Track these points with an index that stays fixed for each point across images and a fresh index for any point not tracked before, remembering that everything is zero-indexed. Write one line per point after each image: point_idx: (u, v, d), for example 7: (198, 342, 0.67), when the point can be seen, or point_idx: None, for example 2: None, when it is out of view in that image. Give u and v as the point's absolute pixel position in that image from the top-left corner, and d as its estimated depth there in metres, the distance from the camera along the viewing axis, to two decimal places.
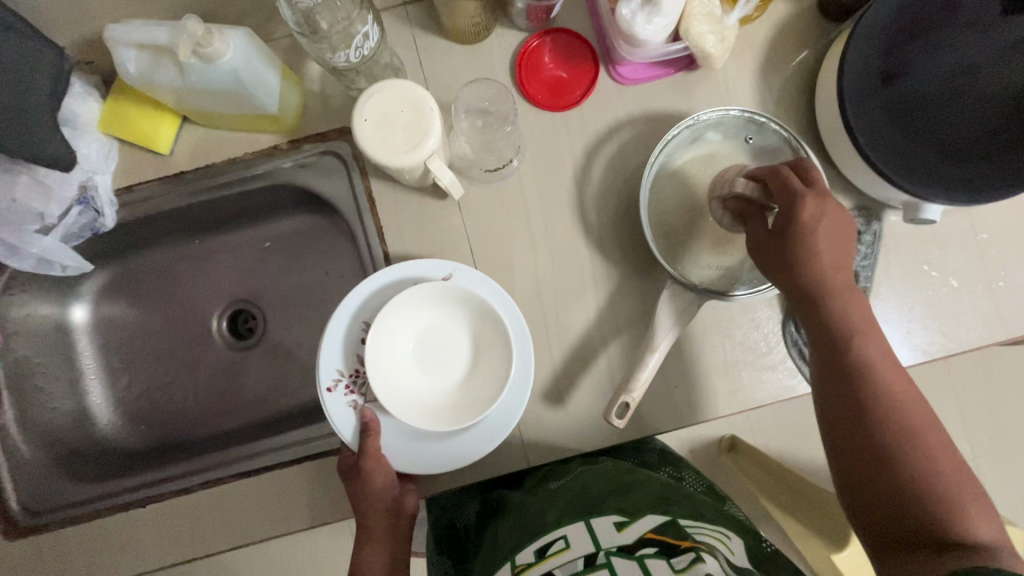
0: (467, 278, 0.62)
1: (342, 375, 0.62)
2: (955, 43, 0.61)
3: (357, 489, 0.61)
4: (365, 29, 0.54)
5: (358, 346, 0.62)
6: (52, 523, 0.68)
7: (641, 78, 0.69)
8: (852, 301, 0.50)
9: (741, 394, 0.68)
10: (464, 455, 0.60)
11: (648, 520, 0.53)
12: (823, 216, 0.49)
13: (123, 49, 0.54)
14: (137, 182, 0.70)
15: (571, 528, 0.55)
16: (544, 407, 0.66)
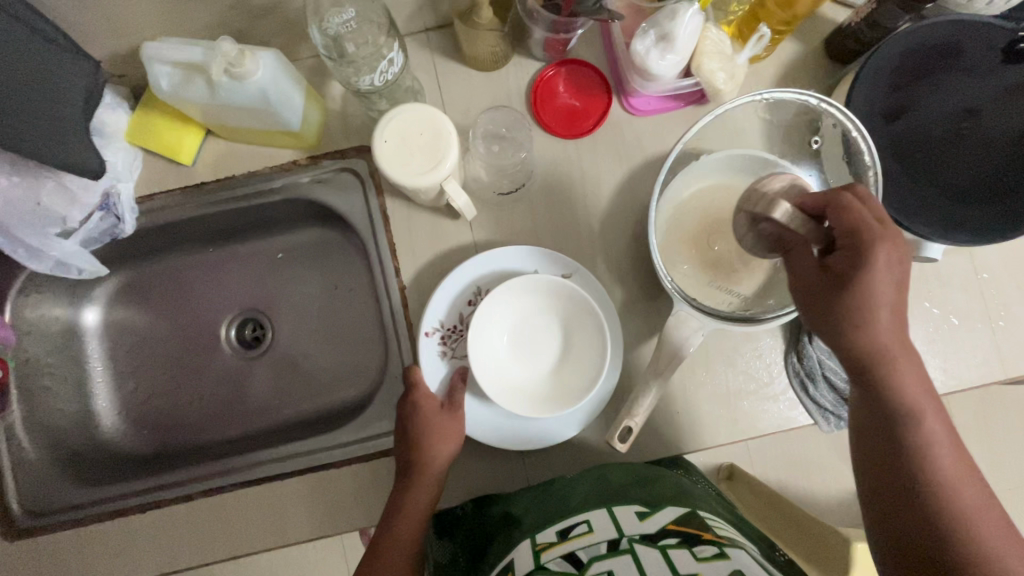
0: (582, 283, 0.65)
1: (441, 326, 0.67)
2: (954, 90, 0.64)
3: (429, 430, 0.61)
4: (391, 55, 0.55)
5: (461, 305, 0.67)
6: (55, 525, 0.69)
7: (652, 110, 0.71)
8: (918, 365, 0.43)
9: (742, 422, 0.68)
10: (526, 441, 0.65)
11: (670, 511, 0.53)
12: (898, 266, 0.42)
13: (157, 65, 0.55)
14: (158, 189, 0.72)
15: (592, 514, 0.55)
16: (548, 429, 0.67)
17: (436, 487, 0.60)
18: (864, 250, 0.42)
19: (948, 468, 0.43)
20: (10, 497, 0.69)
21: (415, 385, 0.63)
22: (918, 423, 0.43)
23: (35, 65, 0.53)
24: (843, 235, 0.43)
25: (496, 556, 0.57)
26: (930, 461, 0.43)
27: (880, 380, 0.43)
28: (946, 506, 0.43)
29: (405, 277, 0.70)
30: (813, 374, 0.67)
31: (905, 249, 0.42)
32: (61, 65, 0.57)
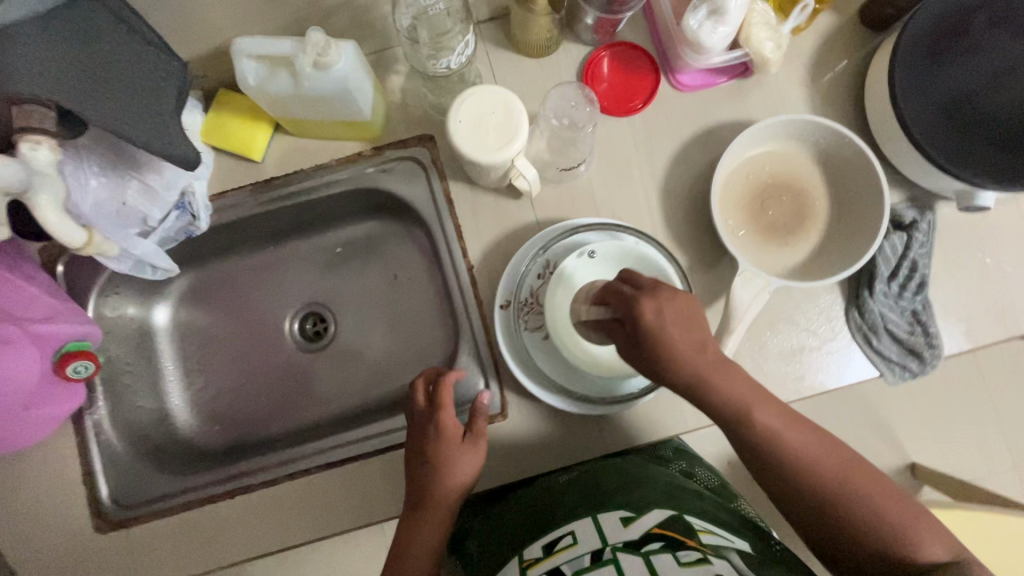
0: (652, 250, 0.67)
1: (514, 300, 0.70)
2: (992, 46, 0.67)
3: (448, 459, 0.63)
4: (467, 38, 0.62)
5: (533, 278, 0.69)
6: (143, 516, 0.70)
7: (699, 85, 0.74)
8: (733, 370, 0.54)
9: (809, 379, 0.70)
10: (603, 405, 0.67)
11: (651, 516, 0.56)
12: (667, 316, 0.50)
13: (245, 60, 0.59)
14: (230, 187, 0.75)
15: (576, 524, 0.57)
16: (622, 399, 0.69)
17: (449, 514, 0.64)
18: (637, 317, 0.51)
19: (800, 445, 0.56)
20: (100, 490, 0.70)
21: (442, 408, 0.64)
22: (758, 420, 0.54)
23: (134, 59, 0.53)
24: (621, 307, 0.52)
25: (491, 560, 0.62)
26: (783, 442, 0.55)
27: (709, 398, 0.54)
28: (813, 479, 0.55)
29: (472, 256, 0.73)
30: (875, 328, 0.69)
31: (670, 294, 0.51)
32: (160, 62, 0.57)
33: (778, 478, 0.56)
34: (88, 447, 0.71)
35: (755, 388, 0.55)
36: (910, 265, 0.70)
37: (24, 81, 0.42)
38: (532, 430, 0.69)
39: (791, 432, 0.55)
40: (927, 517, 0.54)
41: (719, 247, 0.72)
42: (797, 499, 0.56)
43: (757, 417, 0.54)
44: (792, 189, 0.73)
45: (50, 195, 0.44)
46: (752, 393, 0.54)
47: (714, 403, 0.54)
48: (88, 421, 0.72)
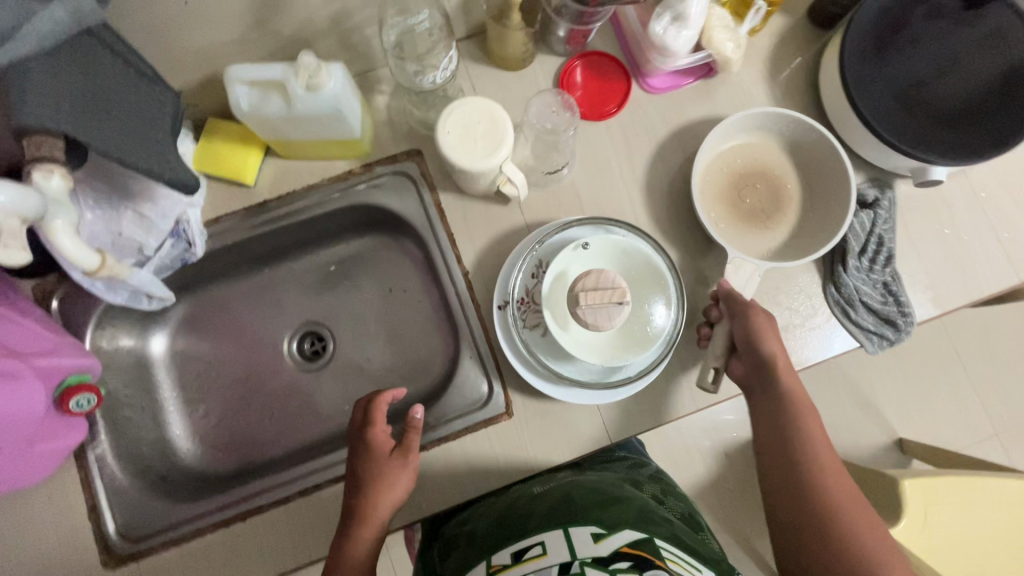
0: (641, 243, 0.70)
1: (512, 298, 0.72)
2: (930, 37, 0.73)
3: (378, 475, 0.64)
4: (451, 54, 0.72)
5: (528, 277, 0.71)
6: (154, 547, 0.69)
7: (668, 87, 0.79)
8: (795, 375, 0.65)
9: (797, 354, 0.73)
10: (606, 395, 0.69)
11: (625, 534, 0.59)
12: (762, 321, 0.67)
13: (238, 86, 0.61)
14: (224, 212, 0.76)
15: (548, 535, 0.61)
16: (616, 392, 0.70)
17: (379, 532, 0.63)
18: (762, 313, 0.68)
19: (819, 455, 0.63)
20: (107, 525, 0.69)
21: (372, 425, 0.66)
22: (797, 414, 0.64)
23: (125, 91, 0.54)
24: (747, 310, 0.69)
25: (458, 560, 0.68)
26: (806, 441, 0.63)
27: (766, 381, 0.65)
28: (801, 467, 0.62)
29: (467, 262, 0.75)
30: (852, 301, 0.73)
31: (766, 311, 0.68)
32: (154, 95, 0.59)
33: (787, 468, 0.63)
34: (91, 482, 0.70)
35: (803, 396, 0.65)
36: (876, 241, 0.74)
37: (32, 111, 0.43)
38: (538, 425, 0.71)
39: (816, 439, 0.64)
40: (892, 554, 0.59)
41: (700, 236, 0.76)
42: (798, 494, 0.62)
43: (799, 414, 0.64)
44: (766, 177, 0.77)
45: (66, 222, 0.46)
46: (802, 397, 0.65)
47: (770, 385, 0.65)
48: (91, 456, 0.71)
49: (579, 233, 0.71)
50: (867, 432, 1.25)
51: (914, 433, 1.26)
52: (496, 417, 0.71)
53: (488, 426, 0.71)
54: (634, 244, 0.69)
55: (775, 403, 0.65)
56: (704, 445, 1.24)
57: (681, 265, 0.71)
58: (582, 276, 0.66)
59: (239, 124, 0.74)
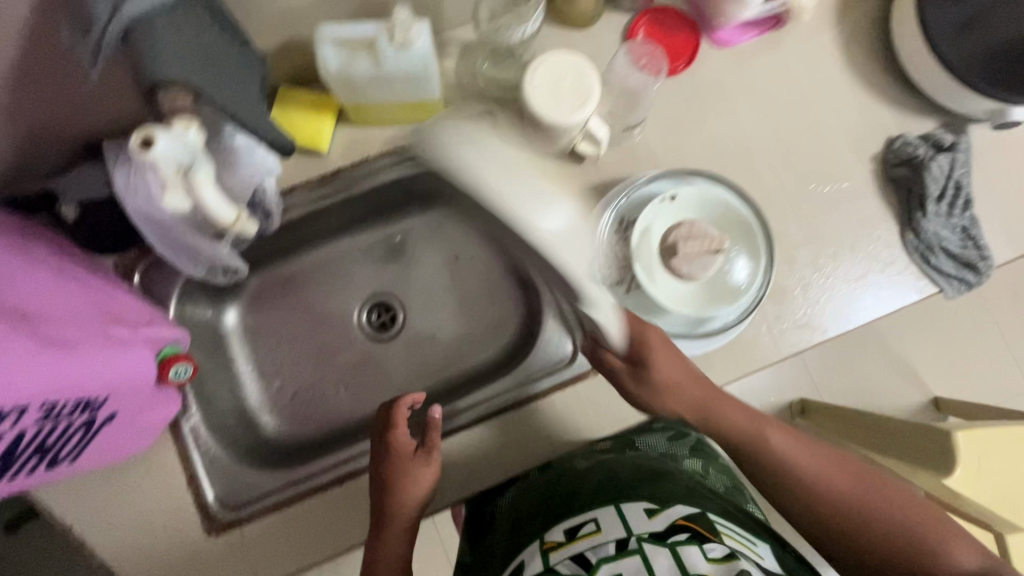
0: (725, 194, 0.70)
1: (597, 255, 0.71)
2: None
3: (405, 473, 0.66)
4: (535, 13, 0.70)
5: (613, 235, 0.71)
6: (253, 514, 0.70)
7: (735, 40, 0.78)
8: (727, 400, 0.67)
9: (873, 301, 0.75)
10: (697, 346, 0.69)
11: (678, 508, 0.57)
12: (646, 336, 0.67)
13: (327, 47, 0.61)
14: (297, 182, 0.76)
15: (601, 511, 0.57)
16: (702, 346, 0.69)
17: (411, 527, 0.65)
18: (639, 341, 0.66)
19: (808, 465, 0.63)
20: (206, 493, 0.70)
21: (393, 427, 0.69)
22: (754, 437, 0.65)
23: (229, 51, 0.54)
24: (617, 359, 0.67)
25: (499, 542, 0.65)
26: (787, 460, 0.64)
27: (709, 420, 0.67)
28: (797, 481, 0.63)
29: None
30: (932, 246, 0.74)
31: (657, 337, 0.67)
32: (250, 56, 0.59)
33: (795, 494, 0.63)
34: (188, 453, 0.71)
35: (753, 415, 0.67)
36: (955, 185, 0.74)
37: (165, 66, 0.44)
38: None
39: (802, 453, 0.64)
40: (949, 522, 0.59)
41: (773, 189, 0.76)
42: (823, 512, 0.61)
43: (766, 437, 0.65)
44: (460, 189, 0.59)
45: (205, 171, 0.50)
46: (758, 421, 0.67)
47: (725, 426, 0.67)
48: (185, 427, 0.72)
49: (661, 189, 0.72)
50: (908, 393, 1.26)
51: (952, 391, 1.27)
52: (584, 373, 0.72)
53: (576, 382, 0.72)
54: (717, 195, 0.70)
55: (738, 437, 0.66)
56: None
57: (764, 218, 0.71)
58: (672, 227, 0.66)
59: (308, 91, 0.74)
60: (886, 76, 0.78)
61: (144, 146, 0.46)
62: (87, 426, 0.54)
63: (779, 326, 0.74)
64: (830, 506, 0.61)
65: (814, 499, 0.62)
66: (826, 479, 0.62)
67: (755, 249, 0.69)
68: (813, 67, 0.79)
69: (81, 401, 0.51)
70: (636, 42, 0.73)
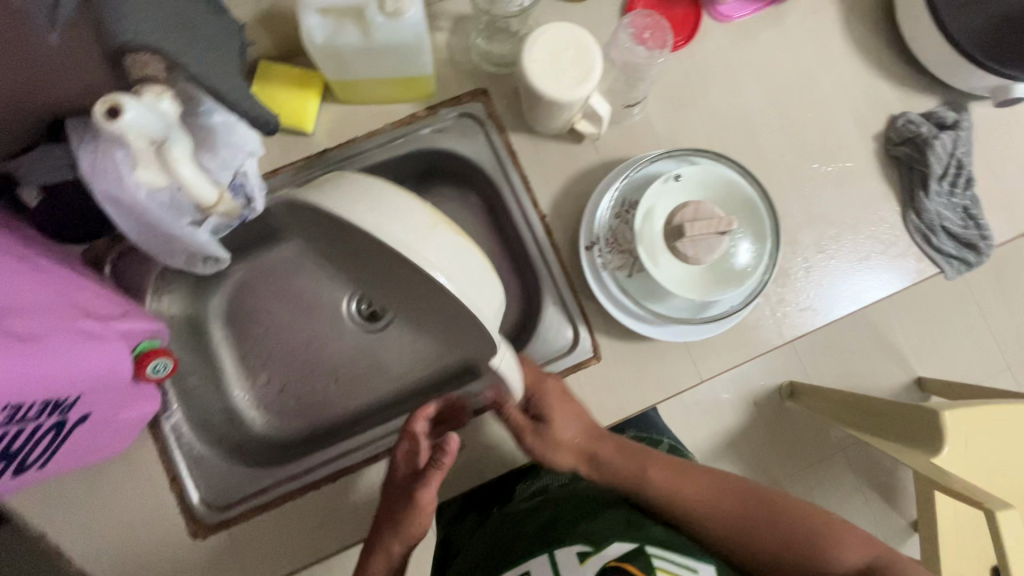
0: (730, 173, 0.67)
1: (598, 240, 0.69)
2: None
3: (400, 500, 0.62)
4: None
5: (614, 218, 0.69)
6: (242, 515, 0.66)
7: (736, 15, 0.76)
8: (611, 444, 0.69)
9: (876, 283, 0.74)
10: (701, 331, 0.68)
11: (613, 548, 0.57)
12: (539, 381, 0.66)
13: (310, 16, 0.56)
14: (281, 164, 0.71)
15: (535, 561, 0.58)
16: (707, 330, 0.68)
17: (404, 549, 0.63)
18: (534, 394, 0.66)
19: (702, 501, 0.66)
20: (190, 496, 0.66)
21: (402, 442, 0.63)
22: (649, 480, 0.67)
23: (206, 18, 0.50)
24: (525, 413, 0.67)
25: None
26: (682, 499, 0.66)
27: (610, 470, 0.68)
28: (701, 519, 0.65)
29: (543, 206, 0.72)
30: (933, 227, 0.73)
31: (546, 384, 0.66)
32: (229, 26, 0.55)
33: (708, 529, 0.65)
34: (171, 454, 0.67)
35: (630, 454, 0.69)
36: (957, 164, 0.73)
37: (126, 25, 0.40)
38: (629, 367, 0.70)
39: (679, 484, 0.67)
40: (838, 521, 0.65)
41: (777, 170, 0.74)
42: (738, 537, 0.64)
43: (648, 475, 0.67)
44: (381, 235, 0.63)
45: (181, 147, 0.49)
46: (631, 458, 0.69)
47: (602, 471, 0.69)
48: (165, 427, 0.67)
49: (664, 168, 0.69)
50: (892, 371, 1.26)
51: (936, 372, 1.29)
52: (584, 361, 0.70)
53: (577, 370, 0.69)
54: (722, 175, 0.67)
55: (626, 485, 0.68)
56: (727, 397, 1.25)
57: (770, 196, 0.69)
58: (677, 209, 0.64)
59: (292, 67, 0.69)
60: (888, 53, 0.76)
61: (113, 116, 0.41)
62: (58, 429, 0.50)
63: (784, 308, 0.72)
64: (740, 534, 0.64)
65: (724, 531, 0.65)
66: (717, 510, 0.66)
67: (759, 229, 0.67)
68: (816, 44, 0.76)
69: (48, 402, 0.47)
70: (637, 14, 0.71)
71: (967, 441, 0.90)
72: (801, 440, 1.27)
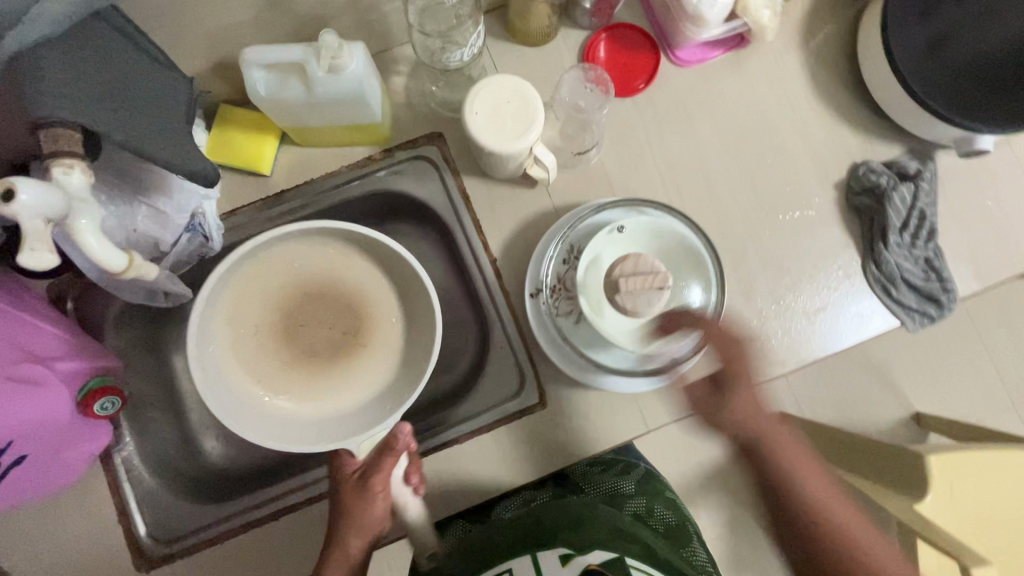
0: (677, 223, 0.67)
1: (545, 286, 0.69)
2: None
3: (355, 503, 0.59)
4: (478, 31, 0.67)
5: (562, 263, 0.69)
6: (186, 549, 0.68)
7: (696, 60, 0.75)
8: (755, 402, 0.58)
9: (833, 336, 0.72)
10: (647, 381, 0.67)
11: (595, 553, 0.52)
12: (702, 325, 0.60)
13: (255, 71, 0.58)
14: (240, 205, 0.73)
15: (517, 559, 0.54)
16: (654, 381, 0.67)
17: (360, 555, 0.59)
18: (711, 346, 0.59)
19: (813, 484, 0.55)
20: (138, 528, 0.68)
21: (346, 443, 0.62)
22: (785, 452, 0.56)
23: (140, 79, 0.51)
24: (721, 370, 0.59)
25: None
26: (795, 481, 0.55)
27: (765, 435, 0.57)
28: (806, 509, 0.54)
29: (493, 250, 0.73)
30: (892, 279, 0.71)
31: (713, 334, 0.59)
32: (168, 84, 0.56)
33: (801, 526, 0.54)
34: (121, 487, 0.69)
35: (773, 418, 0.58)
36: (919, 214, 0.71)
37: (49, 100, 0.39)
38: (574, 413, 0.69)
39: (811, 470, 0.56)
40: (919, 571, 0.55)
41: (734, 216, 0.74)
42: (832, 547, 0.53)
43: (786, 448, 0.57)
44: (307, 308, 0.73)
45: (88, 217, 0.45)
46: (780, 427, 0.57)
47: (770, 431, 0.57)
48: (117, 459, 0.70)
49: (613, 217, 0.68)
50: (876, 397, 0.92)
51: None
52: (530, 407, 0.69)
53: (522, 415, 0.69)
54: (669, 225, 0.67)
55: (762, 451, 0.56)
56: None
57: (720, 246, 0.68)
58: (618, 261, 0.63)
59: (252, 111, 0.71)
60: (852, 99, 0.75)
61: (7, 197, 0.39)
62: None
63: None
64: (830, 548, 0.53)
65: (824, 531, 0.54)
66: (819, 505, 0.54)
67: (705, 281, 0.66)
68: (777, 89, 0.76)
69: None
70: (587, 66, 0.72)
71: (946, 481, 0.63)
72: (791, 478, 0.75)
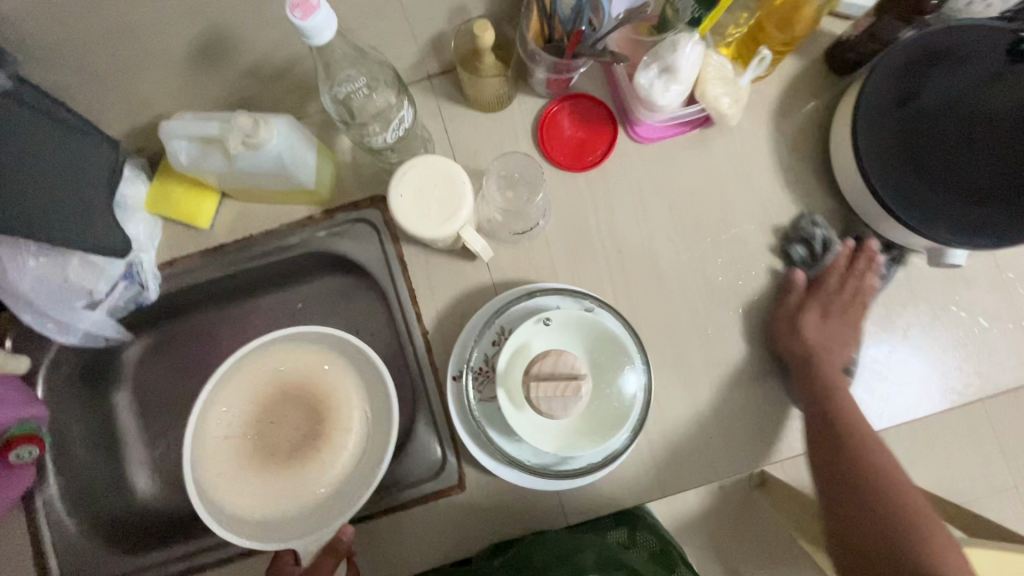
0: (608, 316, 0.64)
1: (471, 368, 0.66)
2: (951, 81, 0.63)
3: None
4: (401, 114, 0.62)
5: (488, 346, 0.66)
6: None
7: (656, 136, 0.72)
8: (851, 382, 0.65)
9: (781, 443, 0.67)
10: (570, 480, 0.64)
11: None
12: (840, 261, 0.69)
13: (177, 141, 0.57)
14: (179, 255, 0.72)
15: None
16: (576, 477, 0.64)
17: None
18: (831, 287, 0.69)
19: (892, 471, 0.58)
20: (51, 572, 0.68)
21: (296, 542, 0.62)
22: (871, 452, 0.60)
23: (53, 153, 0.57)
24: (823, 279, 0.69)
25: None
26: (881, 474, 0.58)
27: (839, 406, 0.63)
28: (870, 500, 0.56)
29: (426, 322, 0.70)
30: None
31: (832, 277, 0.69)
32: (88, 148, 0.62)
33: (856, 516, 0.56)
34: (39, 529, 0.69)
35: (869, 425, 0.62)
36: None
37: None
38: (494, 501, 0.67)
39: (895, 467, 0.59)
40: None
41: (683, 305, 0.70)
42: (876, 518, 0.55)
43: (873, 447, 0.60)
44: (278, 407, 0.74)
45: None
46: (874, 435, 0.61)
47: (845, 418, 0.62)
48: (37, 502, 0.70)
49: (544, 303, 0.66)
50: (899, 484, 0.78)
51: None
52: (447, 490, 0.67)
53: (437, 498, 0.67)
54: (599, 316, 0.64)
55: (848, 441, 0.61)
56: None
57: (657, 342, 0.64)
58: (537, 358, 0.60)
59: None
60: (821, 193, 0.71)
61: None
62: None
63: (677, 458, 0.67)
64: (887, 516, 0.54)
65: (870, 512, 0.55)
66: (881, 485, 0.57)
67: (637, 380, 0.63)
68: (742, 173, 0.71)
69: None
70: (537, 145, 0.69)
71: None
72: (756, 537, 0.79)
